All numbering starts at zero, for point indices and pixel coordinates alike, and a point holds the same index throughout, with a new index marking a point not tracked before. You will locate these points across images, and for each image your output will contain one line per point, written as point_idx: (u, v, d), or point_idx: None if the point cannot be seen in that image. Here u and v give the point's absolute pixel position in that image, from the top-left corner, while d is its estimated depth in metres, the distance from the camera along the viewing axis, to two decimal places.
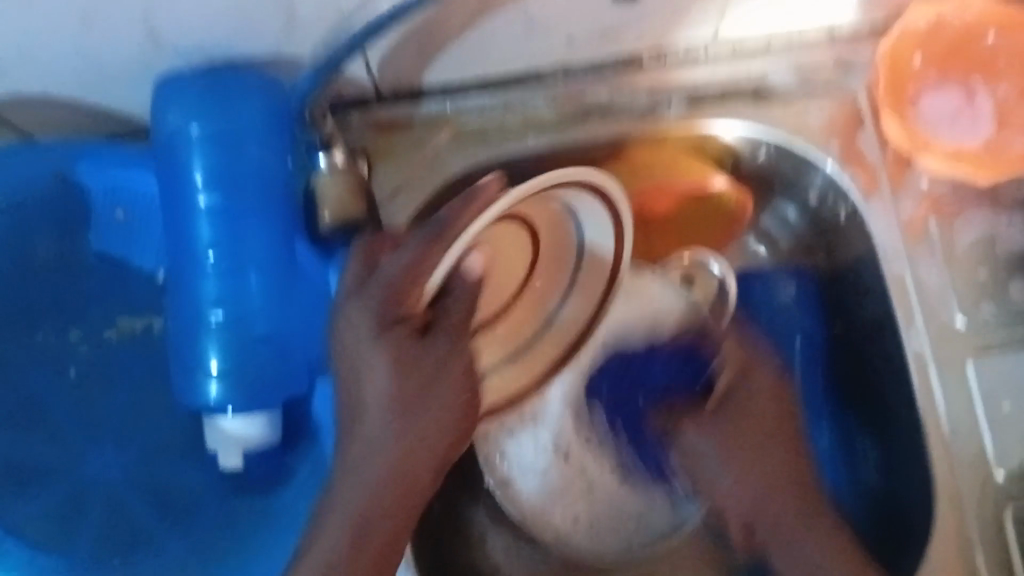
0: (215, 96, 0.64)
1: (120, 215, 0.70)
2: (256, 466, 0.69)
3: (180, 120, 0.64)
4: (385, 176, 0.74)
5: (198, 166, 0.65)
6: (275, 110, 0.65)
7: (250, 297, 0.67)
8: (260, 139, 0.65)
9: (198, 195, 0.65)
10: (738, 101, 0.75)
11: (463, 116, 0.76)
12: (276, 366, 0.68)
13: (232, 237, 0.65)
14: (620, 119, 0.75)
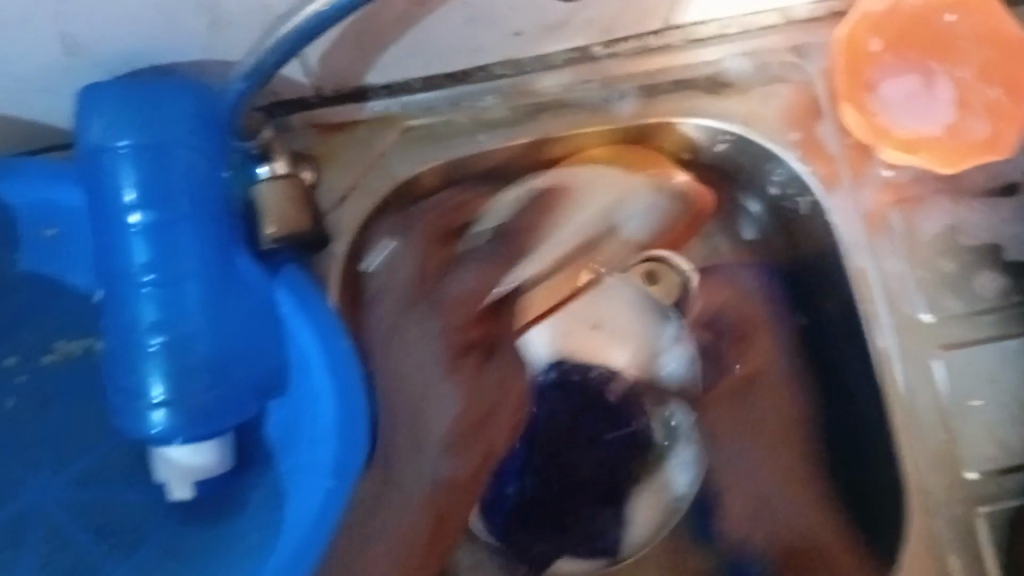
0: (141, 101, 0.55)
1: (50, 232, 0.61)
2: (205, 493, 0.62)
3: (104, 132, 0.55)
4: (329, 182, 0.68)
5: (132, 177, 0.55)
6: (206, 113, 0.56)
7: (191, 315, 0.57)
8: (193, 144, 0.56)
9: (133, 208, 0.55)
10: (695, 92, 0.68)
11: (411, 115, 0.68)
12: (227, 391, 0.59)
13: (166, 252, 0.56)
14: (573, 116, 0.68)
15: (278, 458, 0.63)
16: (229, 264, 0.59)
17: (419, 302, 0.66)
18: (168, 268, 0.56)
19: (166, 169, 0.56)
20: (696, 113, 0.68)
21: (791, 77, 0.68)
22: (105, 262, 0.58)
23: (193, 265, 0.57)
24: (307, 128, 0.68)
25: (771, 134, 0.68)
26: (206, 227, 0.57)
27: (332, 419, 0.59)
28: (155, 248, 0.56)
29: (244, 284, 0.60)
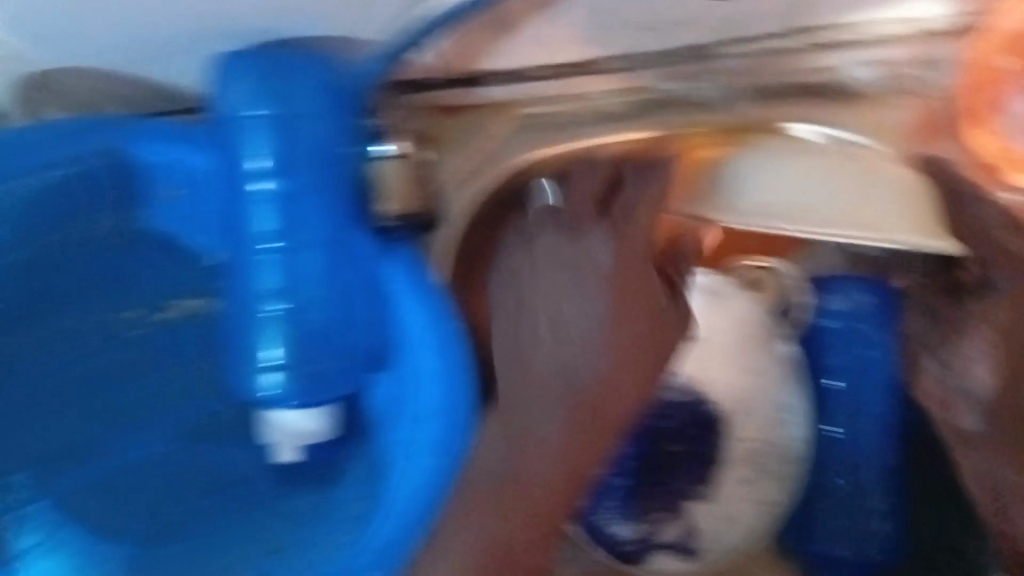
0: (278, 77, 0.57)
1: (179, 195, 0.64)
2: (310, 457, 0.65)
3: (241, 101, 0.57)
4: (440, 164, 0.68)
5: (263, 149, 0.57)
6: (338, 92, 0.58)
7: (308, 282, 0.59)
8: (322, 119, 0.57)
9: (263, 178, 0.58)
10: (817, 99, 0.67)
11: (530, 103, 0.69)
12: (335, 358, 0.61)
13: (291, 223, 0.58)
14: (689, 115, 0.67)
15: (379, 430, 0.64)
16: (345, 241, 0.60)
17: (565, 226, 0.68)
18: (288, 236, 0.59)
19: (291, 143, 0.57)
20: (818, 120, 0.66)
21: (918, 90, 0.65)
22: (231, 224, 0.61)
23: (306, 237, 0.59)
24: (424, 108, 0.69)
25: (892, 148, 0.65)
26: (327, 200, 0.59)
27: (433, 402, 0.60)
28: (277, 218, 0.58)
29: (359, 262, 0.61)
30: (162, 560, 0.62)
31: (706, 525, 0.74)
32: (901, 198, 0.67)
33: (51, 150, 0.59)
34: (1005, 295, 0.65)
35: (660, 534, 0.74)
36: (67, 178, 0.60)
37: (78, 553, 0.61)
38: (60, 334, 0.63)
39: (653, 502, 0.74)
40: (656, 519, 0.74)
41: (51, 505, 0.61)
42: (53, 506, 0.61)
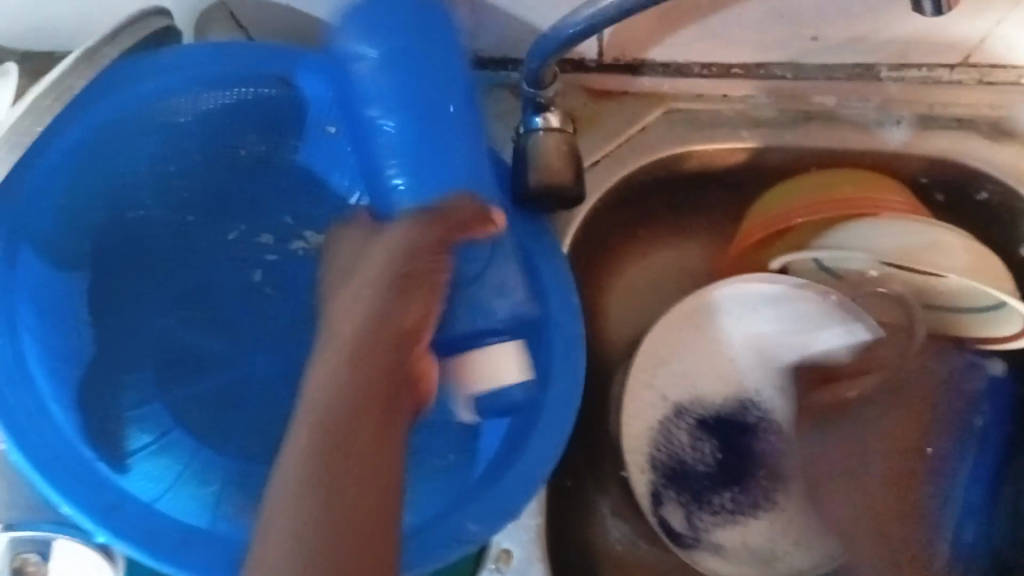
0: (412, 22, 0.59)
1: (330, 129, 0.64)
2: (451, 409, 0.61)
3: (362, 47, 0.59)
4: (585, 142, 0.69)
5: (385, 86, 0.59)
6: (450, 43, 0.60)
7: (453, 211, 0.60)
8: (441, 57, 0.60)
9: (388, 117, 0.60)
10: (970, 134, 0.67)
11: (679, 98, 0.69)
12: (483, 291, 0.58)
13: (432, 163, 0.59)
14: (842, 131, 0.68)
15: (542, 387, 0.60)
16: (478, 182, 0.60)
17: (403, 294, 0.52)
18: (424, 169, 0.59)
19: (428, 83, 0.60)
20: (969, 156, 0.67)
21: None
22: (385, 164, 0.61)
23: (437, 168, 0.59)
24: (575, 88, 0.70)
25: None
26: (465, 138, 0.60)
27: (550, 366, 0.60)
28: (411, 158, 0.60)
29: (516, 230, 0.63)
30: (275, 480, 0.61)
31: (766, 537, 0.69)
32: (980, 262, 0.64)
33: (225, 67, 0.61)
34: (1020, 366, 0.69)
35: (715, 534, 0.68)
36: (229, 95, 0.62)
37: (180, 459, 0.60)
38: (204, 250, 0.65)
39: (713, 502, 0.69)
40: (717, 519, 0.68)
41: (164, 411, 0.61)
42: (166, 412, 0.61)
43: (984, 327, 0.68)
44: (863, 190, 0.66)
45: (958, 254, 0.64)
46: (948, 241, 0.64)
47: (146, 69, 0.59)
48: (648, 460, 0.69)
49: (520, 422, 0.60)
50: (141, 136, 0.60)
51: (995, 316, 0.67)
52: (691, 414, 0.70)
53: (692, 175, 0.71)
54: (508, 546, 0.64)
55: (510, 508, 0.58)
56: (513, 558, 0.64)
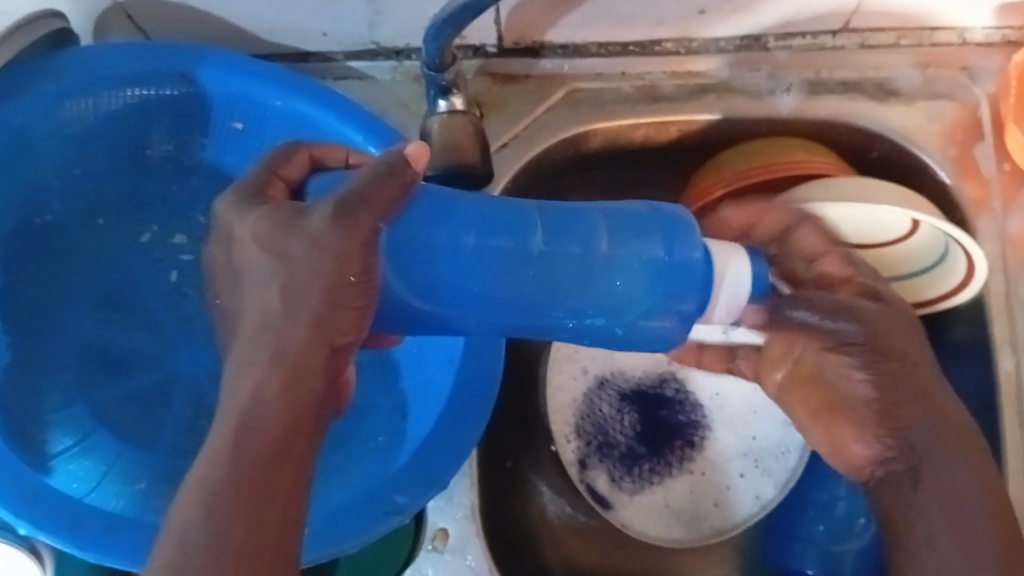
0: (492, 221, 0.51)
1: (238, 125, 0.64)
2: (525, 302, 0.51)
3: (465, 246, 0.51)
4: (495, 127, 0.71)
5: (473, 266, 0.51)
6: (490, 215, 0.51)
7: (549, 275, 0.51)
8: (476, 221, 0.51)
9: (469, 267, 0.51)
10: (858, 95, 0.70)
11: (582, 78, 0.72)
12: (508, 301, 0.51)
13: (497, 278, 0.51)
14: (737, 99, 0.71)
15: (520, 317, 0.52)
16: (514, 219, 0.51)
17: (336, 294, 0.45)
18: (527, 275, 0.51)
19: (321, 89, 0.62)
20: (858, 117, 0.70)
21: (956, 95, 0.70)
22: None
23: (550, 261, 0.51)
24: (480, 76, 0.72)
25: (929, 148, 0.69)
26: (519, 255, 0.51)
27: (497, 296, 0.51)
28: (473, 281, 0.51)
29: (474, 253, 0.51)
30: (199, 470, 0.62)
31: (692, 497, 0.72)
32: (900, 195, 0.65)
33: (130, 67, 0.60)
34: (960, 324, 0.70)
35: (633, 497, 0.72)
36: (129, 96, 0.61)
37: (107, 459, 0.61)
38: (122, 251, 0.67)
39: (634, 465, 0.72)
40: (638, 484, 0.72)
41: (85, 411, 0.62)
42: (88, 413, 0.62)
43: (926, 286, 0.70)
44: (806, 154, 0.69)
45: (874, 188, 0.65)
46: (878, 188, 0.65)
47: (43, 72, 0.58)
48: (574, 427, 0.72)
49: (490, 312, 0.52)
50: (53, 135, 0.60)
51: (931, 270, 0.70)
52: (614, 385, 0.73)
53: (601, 152, 0.73)
54: (444, 526, 0.63)
55: (438, 479, 0.57)
56: (450, 537, 0.63)
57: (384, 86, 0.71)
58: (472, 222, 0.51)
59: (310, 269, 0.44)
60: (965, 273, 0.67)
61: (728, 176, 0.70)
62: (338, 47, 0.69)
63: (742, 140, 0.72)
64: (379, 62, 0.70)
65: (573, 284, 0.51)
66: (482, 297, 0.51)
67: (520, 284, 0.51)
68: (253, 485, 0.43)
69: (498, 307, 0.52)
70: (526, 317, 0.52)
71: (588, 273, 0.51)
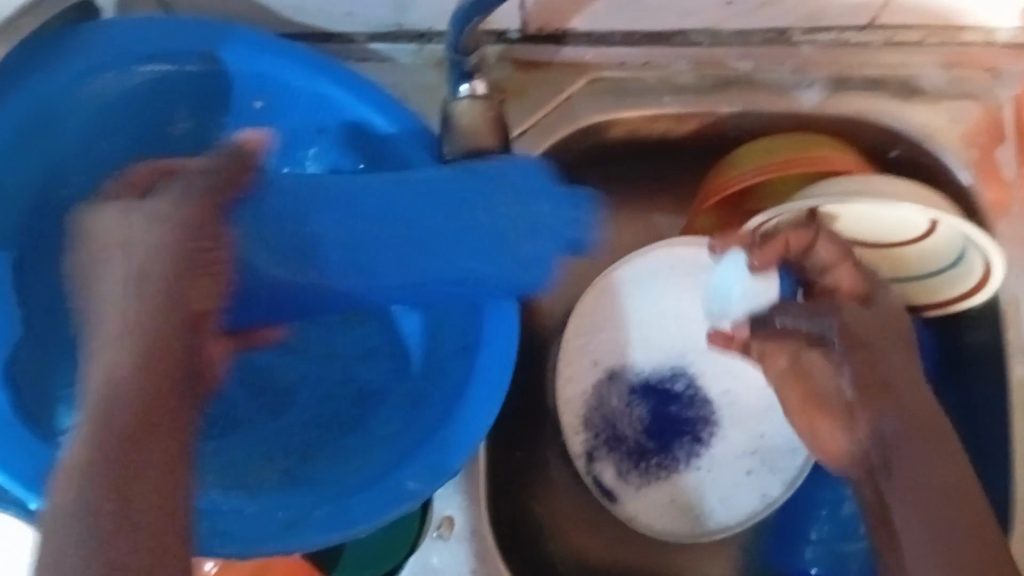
0: (307, 196, 0.62)
1: (259, 105, 0.65)
2: (423, 253, 0.62)
3: (347, 221, 0.62)
4: (515, 113, 0.71)
5: (370, 225, 0.62)
6: (326, 191, 0.62)
7: (436, 211, 0.61)
8: (342, 201, 0.62)
9: (368, 234, 0.62)
10: (882, 92, 0.70)
11: (604, 66, 0.71)
12: (413, 248, 0.62)
13: (402, 230, 0.62)
14: (759, 93, 0.70)
15: (424, 279, 0.62)
16: (329, 196, 0.62)
17: (184, 273, 0.56)
18: (420, 218, 0.61)
19: (343, 71, 0.63)
20: (881, 114, 0.69)
21: (981, 96, 0.69)
22: (325, 125, 0.65)
23: (445, 204, 0.61)
24: (502, 61, 0.71)
25: (951, 149, 0.69)
26: (414, 203, 0.61)
27: (400, 263, 0.62)
28: (367, 252, 0.62)
29: (364, 212, 0.62)
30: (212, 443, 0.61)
31: (696, 494, 0.72)
32: (923, 196, 0.64)
33: (152, 45, 0.61)
34: (974, 328, 0.70)
35: (640, 492, 0.72)
36: (152, 75, 0.62)
37: None
38: None
39: (642, 459, 0.72)
40: (644, 478, 0.72)
41: None
42: None
43: (942, 287, 0.70)
44: (827, 151, 0.69)
45: (899, 188, 0.64)
46: (904, 188, 0.64)
47: (65, 47, 0.59)
48: (582, 420, 0.72)
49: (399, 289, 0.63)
50: (71, 111, 0.60)
51: (946, 271, 0.69)
52: (624, 379, 0.73)
53: (620, 144, 0.73)
54: (450, 514, 0.64)
55: (449, 468, 0.57)
56: (455, 525, 0.64)
57: (406, 70, 0.71)
58: (279, 200, 0.62)
59: (144, 235, 0.56)
60: (982, 275, 0.67)
61: (746, 171, 0.69)
62: (361, 28, 0.69)
63: (764, 135, 0.72)
64: (400, 44, 0.70)
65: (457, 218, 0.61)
66: (380, 272, 0.62)
67: (421, 235, 0.62)
68: (136, 450, 0.51)
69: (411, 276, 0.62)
70: (432, 261, 0.62)
71: (466, 207, 0.61)
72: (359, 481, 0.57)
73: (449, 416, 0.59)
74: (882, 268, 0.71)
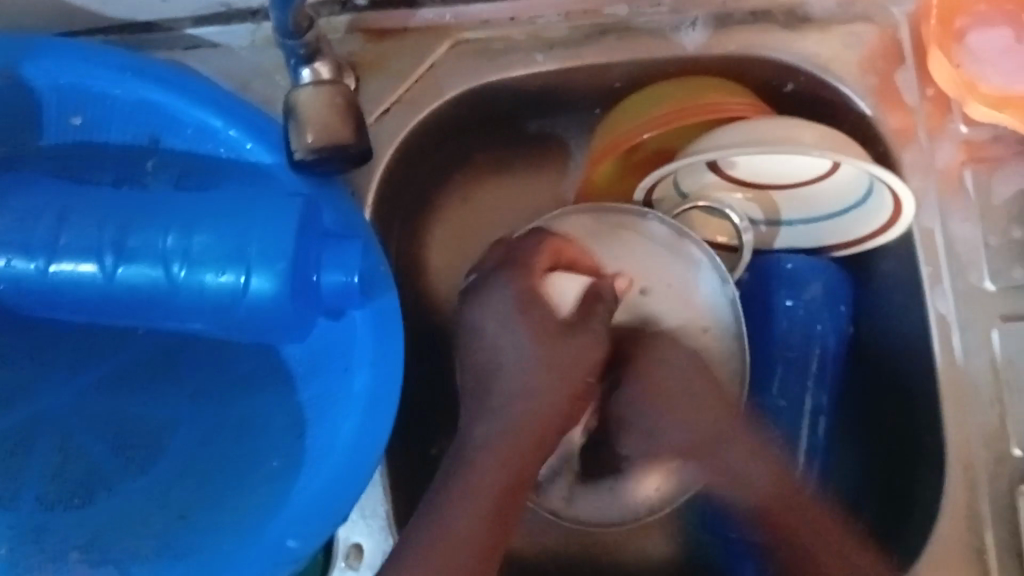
0: (64, 212, 0.54)
1: (76, 120, 0.59)
2: (189, 258, 0.53)
3: (102, 242, 0.53)
4: (373, 90, 0.63)
5: (125, 235, 0.53)
6: (111, 202, 0.54)
7: (206, 221, 0.53)
8: (103, 210, 0.54)
9: (115, 249, 0.53)
10: (770, 25, 0.64)
11: (467, 28, 0.64)
12: (175, 255, 0.53)
13: (171, 226, 0.53)
14: (640, 41, 0.64)
15: (189, 292, 0.53)
16: (92, 213, 0.54)
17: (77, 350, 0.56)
18: (189, 224, 0.53)
19: (165, 71, 0.57)
20: (770, 48, 0.64)
21: (875, 18, 0.64)
22: (157, 134, 0.58)
23: (226, 210, 0.53)
24: (352, 33, 0.64)
25: (849, 76, 0.63)
26: (181, 208, 0.54)
27: (167, 282, 0.53)
28: (128, 259, 0.53)
29: (124, 217, 0.54)
30: (77, 521, 0.55)
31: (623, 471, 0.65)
32: (827, 140, 0.59)
33: None
34: (889, 266, 0.65)
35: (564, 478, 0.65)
36: None
37: None
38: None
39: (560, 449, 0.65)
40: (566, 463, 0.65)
41: None
42: None
43: (854, 226, 0.64)
44: (718, 95, 0.63)
45: (801, 133, 0.59)
46: (807, 132, 0.59)
47: None
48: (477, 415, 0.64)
49: (167, 302, 0.54)
50: None
51: (854, 210, 0.64)
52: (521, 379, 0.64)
53: (493, 108, 0.67)
54: (359, 541, 0.59)
55: (334, 517, 0.51)
56: (366, 552, 0.59)
57: (241, 55, 0.63)
58: (48, 213, 0.54)
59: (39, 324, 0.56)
60: (892, 211, 0.61)
61: (633, 129, 0.63)
62: (184, 13, 0.61)
63: (648, 82, 0.66)
64: (233, 27, 0.62)
65: (224, 224, 0.53)
66: (140, 276, 0.53)
67: (184, 240, 0.53)
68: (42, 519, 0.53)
69: (176, 288, 0.53)
70: (200, 276, 0.53)
71: (238, 220, 0.53)
72: (246, 538, 0.52)
73: (329, 449, 0.53)
74: (792, 211, 0.66)
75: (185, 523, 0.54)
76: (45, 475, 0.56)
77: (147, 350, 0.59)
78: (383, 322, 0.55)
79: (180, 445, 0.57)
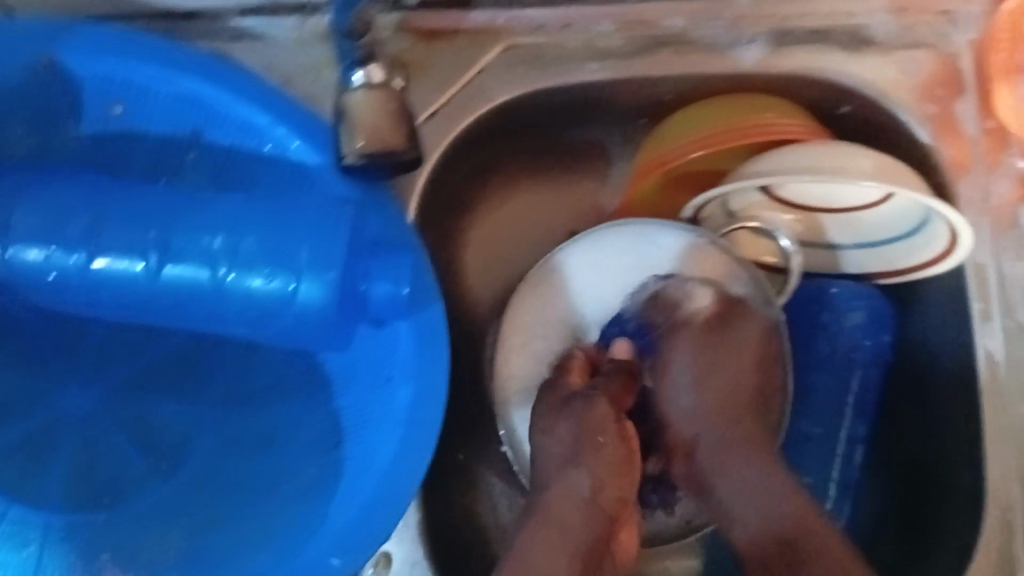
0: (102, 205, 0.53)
1: (118, 110, 0.57)
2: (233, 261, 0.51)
3: (142, 240, 0.52)
4: (421, 91, 0.62)
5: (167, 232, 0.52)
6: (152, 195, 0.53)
7: (248, 224, 0.52)
8: (142, 204, 0.52)
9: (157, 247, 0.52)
10: (828, 45, 0.62)
11: (519, 31, 0.62)
12: (218, 257, 0.52)
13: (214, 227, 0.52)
14: (695, 55, 0.63)
15: (231, 297, 0.52)
16: (133, 207, 0.52)
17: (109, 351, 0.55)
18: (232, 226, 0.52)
19: (212, 64, 0.55)
20: (827, 69, 0.62)
21: (936, 44, 0.62)
22: (200, 129, 0.57)
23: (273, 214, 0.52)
24: (401, 32, 0.62)
25: (907, 103, 0.62)
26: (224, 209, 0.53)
27: (208, 282, 0.52)
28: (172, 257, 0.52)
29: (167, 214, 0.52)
30: (106, 522, 0.55)
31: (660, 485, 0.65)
32: (884, 169, 0.57)
33: None
34: (936, 299, 0.63)
35: None
36: None
37: None
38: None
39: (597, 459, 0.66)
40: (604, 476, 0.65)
41: None
42: None
43: (899, 256, 0.63)
44: (774, 116, 0.62)
45: (857, 162, 0.58)
46: (864, 162, 0.57)
47: None
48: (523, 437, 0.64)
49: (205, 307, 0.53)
50: None
51: (907, 240, 0.62)
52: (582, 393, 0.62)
53: (539, 114, 0.65)
54: (387, 551, 0.58)
55: (374, 538, 0.50)
56: (394, 561, 0.58)
57: (285, 48, 0.61)
58: (87, 207, 0.52)
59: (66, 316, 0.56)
60: (947, 242, 0.59)
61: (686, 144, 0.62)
62: (227, 4, 0.59)
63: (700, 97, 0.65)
64: (278, 19, 0.60)
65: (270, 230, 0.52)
66: (182, 277, 0.52)
67: (228, 243, 0.52)
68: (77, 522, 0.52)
69: (217, 291, 0.52)
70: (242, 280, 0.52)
71: (282, 225, 0.52)
72: (280, 549, 0.52)
73: (366, 463, 0.52)
74: (843, 234, 0.64)
75: (215, 530, 0.54)
76: (74, 472, 0.56)
77: (177, 345, 0.60)
78: (431, 332, 0.52)
79: (210, 448, 0.57)
